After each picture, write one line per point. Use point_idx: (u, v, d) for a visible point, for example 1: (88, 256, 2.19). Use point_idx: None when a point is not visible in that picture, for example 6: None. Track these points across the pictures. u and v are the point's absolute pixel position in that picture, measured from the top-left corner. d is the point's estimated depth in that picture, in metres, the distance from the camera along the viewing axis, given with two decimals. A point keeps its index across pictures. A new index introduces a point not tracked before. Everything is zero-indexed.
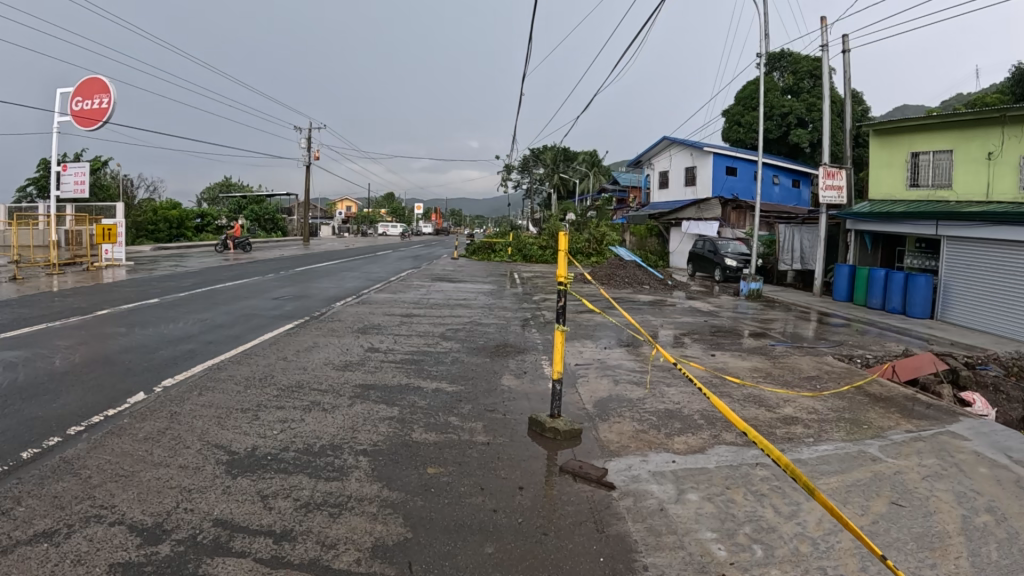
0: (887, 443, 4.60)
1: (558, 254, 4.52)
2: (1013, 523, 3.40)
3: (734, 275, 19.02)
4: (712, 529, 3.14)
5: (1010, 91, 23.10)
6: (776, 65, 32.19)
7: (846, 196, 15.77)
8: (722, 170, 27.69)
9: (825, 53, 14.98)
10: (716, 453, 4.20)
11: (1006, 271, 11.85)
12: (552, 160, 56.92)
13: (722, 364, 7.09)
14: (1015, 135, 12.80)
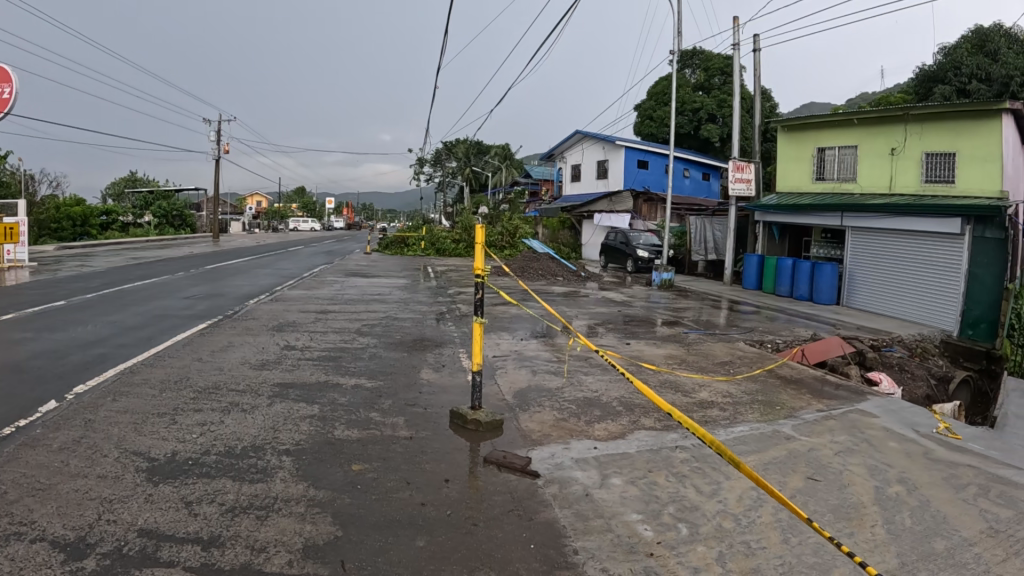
0: (800, 422, 4.80)
1: (475, 247, 4.54)
2: (922, 493, 3.62)
3: (646, 266, 19.46)
4: (637, 511, 3.23)
5: (913, 90, 24.11)
6: (689, 62, 33.02)
7: (755, 188, 16.21)
8: (634, 163, 28.16)
9: (736, 52, 15.41)
10: (635, 439, 4.28)
11: (911, 258, 12.45)
12: (465, 152, 57.19)
13: (638, 352, 7.26)
14: (918, 132, 13.47)
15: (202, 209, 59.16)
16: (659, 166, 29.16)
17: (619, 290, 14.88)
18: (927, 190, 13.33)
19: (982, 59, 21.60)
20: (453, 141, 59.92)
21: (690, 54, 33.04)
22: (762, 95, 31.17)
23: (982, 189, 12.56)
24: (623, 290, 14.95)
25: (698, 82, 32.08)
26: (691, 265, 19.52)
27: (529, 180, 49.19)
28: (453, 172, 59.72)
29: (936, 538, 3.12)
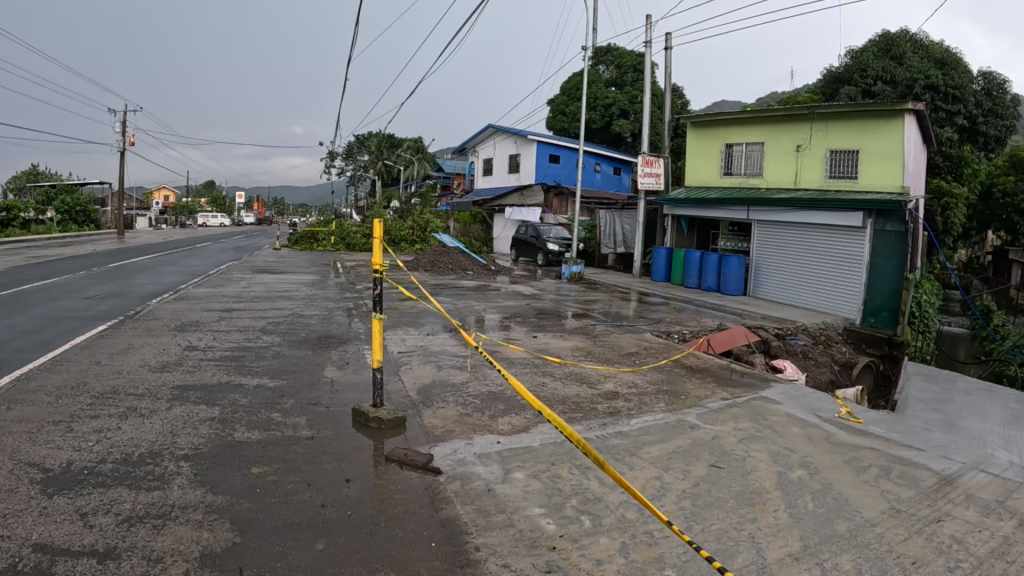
0: (705, 411, 4.86)
1: (374, 242, 4.44)
2: (823, 476, 3.71)
3: (557, 259, 19.57)
4: (540, 504, 3.20)
5: (820, 91, 24.93)
6: (602, 58, 33.46)
7: (663, 182, 16.47)
8: (545, 157, 28.23)
9: (648, 49, 15.63)
10: (540, 432, 4.25)
11: (816, 250, 12.87)
12: (378, 146, 56.52)
13: (545, 345, 7.26)
14: (822, 131, 13.92)
15: (106, 204, 56.92)
16: (571, 161, 29.38)
17: (531, 284, 14.89)
18: (831, 185, 13.80)
19: (887, 62, 22.37)
20: (366, 134, 59.07)
21: (604, 50, 33.50)
22: (673, 92, 31.74)
23: (883, 183, 13.11)
24: (534, 284, 14.99)
25: (611, 78, 32.51)
26: (601, 257, 19.74)
27: (440, 174, 48.62)
28: (366, 166, 58.91)
29: (839, 520, 3.20)
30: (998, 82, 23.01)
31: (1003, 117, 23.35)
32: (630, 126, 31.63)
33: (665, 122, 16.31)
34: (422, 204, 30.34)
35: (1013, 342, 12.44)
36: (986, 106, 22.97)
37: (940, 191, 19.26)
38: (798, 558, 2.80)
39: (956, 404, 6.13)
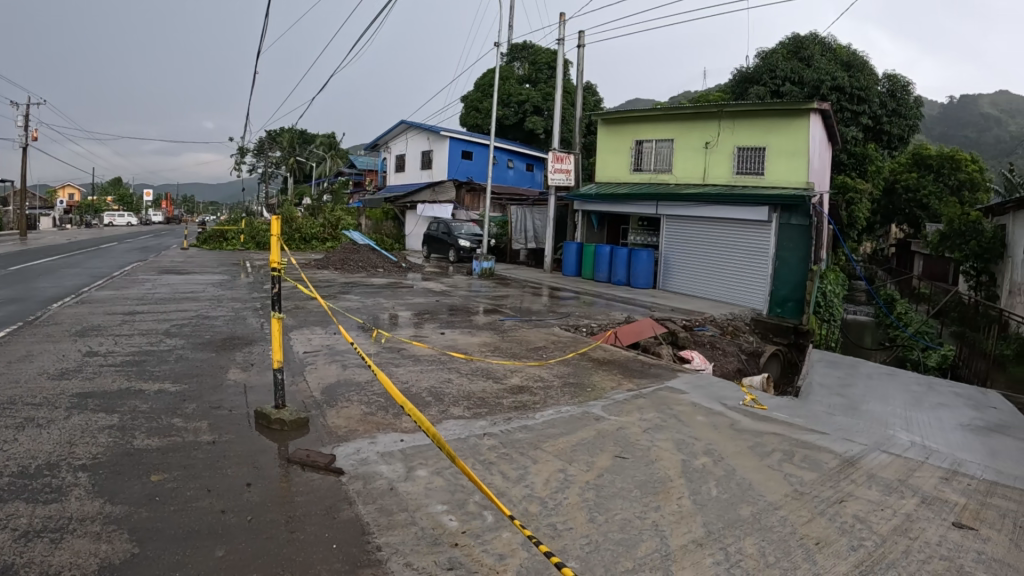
0: (611, 402, 4.93)
1: (271, 240, 4.37)
2: (725, 463, 3.81)
3: (468, 255, 19.56)
4: (444, 502, 3.21)
5: (730, 90, 25.54)
6: (517, 55, 33.60)
7: (574, 178, 16.61)
8: (458, 153, 28.11)
9: (561, 46, 15.77)
10: (445, 427, 4.22)
11: (723, 244, 13.23)
12: (289, 142, 55.33)
13: (452, 341, 7.25)
14: (730, 128, 14.30)
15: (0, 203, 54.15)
16: (483, 157, 29.38)
17: (444, 280, 14.82)
18: (739, 181, 14.19)
19: (796, 64, 23.10)
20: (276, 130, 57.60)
21: (519, 47, 33.65)
22: (586, 89, 32.06)
23: (789, 180, 13.57)
24: (445, 280, 14.94)
25: (525, 75, 32.66)
26: (513, 254, 19.91)
27: (353, 169, 47.80)
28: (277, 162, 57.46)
29: (741, 504, 3.29)
30: (902, 84, 23.47)
31: (907, 117, 23.94)
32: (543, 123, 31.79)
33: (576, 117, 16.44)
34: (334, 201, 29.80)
35: (914, 328, 13.05)
36: (890, 106, 23.60)
37: (845, 186, 20.04)
38: (701, 544, 2.86)
39: (857, 388, 6.38)
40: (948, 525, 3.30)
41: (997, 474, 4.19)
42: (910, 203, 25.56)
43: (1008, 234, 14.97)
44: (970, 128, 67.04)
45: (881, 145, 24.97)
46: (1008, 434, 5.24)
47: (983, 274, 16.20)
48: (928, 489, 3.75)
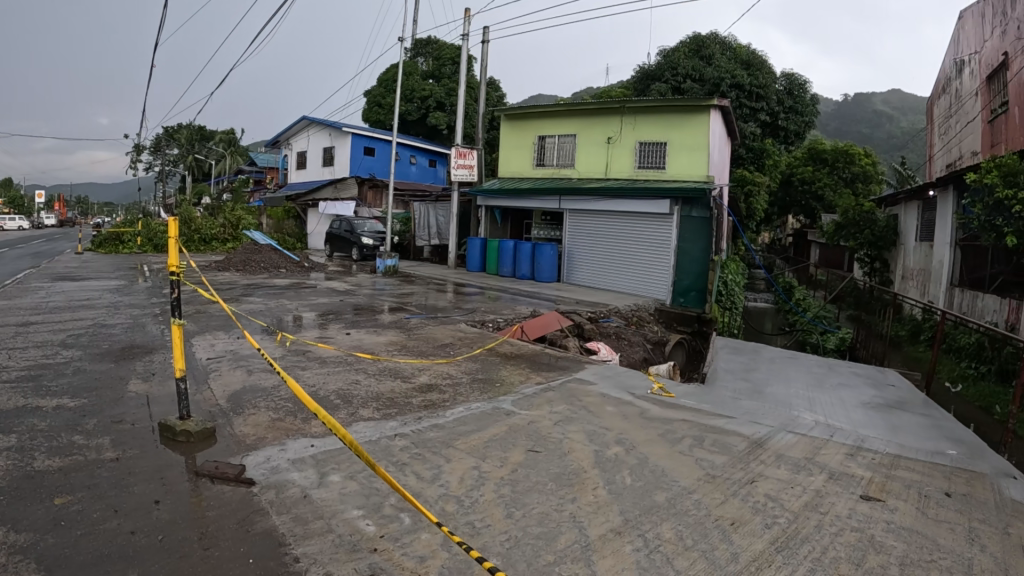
0: (521, 396, 4.99)
1: (169, 243, 4.26)
2: (637, 451, 3.91)
3: (371, 253, 19.54)
4: (359, 506, 3.21)
5: (633, 86, 25.97)
6: (421, 50, 33.42)
7: (477, 174, 16.61)
8: (360, 149, 27.84)
9: (465, 42, 15.81)
10: (355, 430, 4.19)
11: (627, 237, 13.54)
12: (186, 139, 53.53)
13: (359, 341, 7.19)
14: (631, 124, 14.62)
15: None
16: (385, 153, 29.18)
17: (349, 280, 14.62)
18: (641, 175, 14.54)
19: (697, 61, 23.68)
20: (173, 126, 55.49)
21: (423, 42, 33.46)
22: (488, 85, 32.15)
23: (690, 174, 13.99)
24: (349, 279, 14.75)
25: (428, 71, 32.51)
26: (416, 251, 20.07)
27: (254, 167, 46.59)
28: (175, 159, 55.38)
29: (657, 491, 3.38)
30: (799, 83, 24.64)
31: (802, 113, 25.21)
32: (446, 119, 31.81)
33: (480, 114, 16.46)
34: (234, 200, 28.99)
35: (812, 313, 13.61)
36: (786, 104, 24.73)
37: (744, 179, 20.62)
38: (619, 532, 2.93)
39: (760, 372, 6.64)
40: (856, 499, 3.48)
41: (895, 448, 4.44)
42: (805, 195, 26.65)
43: (902, 224, 15.94)
44: (864, 124, 70.60)
45: (778, 141, 25.95)
46: (902, 409, 5.56)
47: (877, 261, 17.12)
48: (834, 465, 3.94)
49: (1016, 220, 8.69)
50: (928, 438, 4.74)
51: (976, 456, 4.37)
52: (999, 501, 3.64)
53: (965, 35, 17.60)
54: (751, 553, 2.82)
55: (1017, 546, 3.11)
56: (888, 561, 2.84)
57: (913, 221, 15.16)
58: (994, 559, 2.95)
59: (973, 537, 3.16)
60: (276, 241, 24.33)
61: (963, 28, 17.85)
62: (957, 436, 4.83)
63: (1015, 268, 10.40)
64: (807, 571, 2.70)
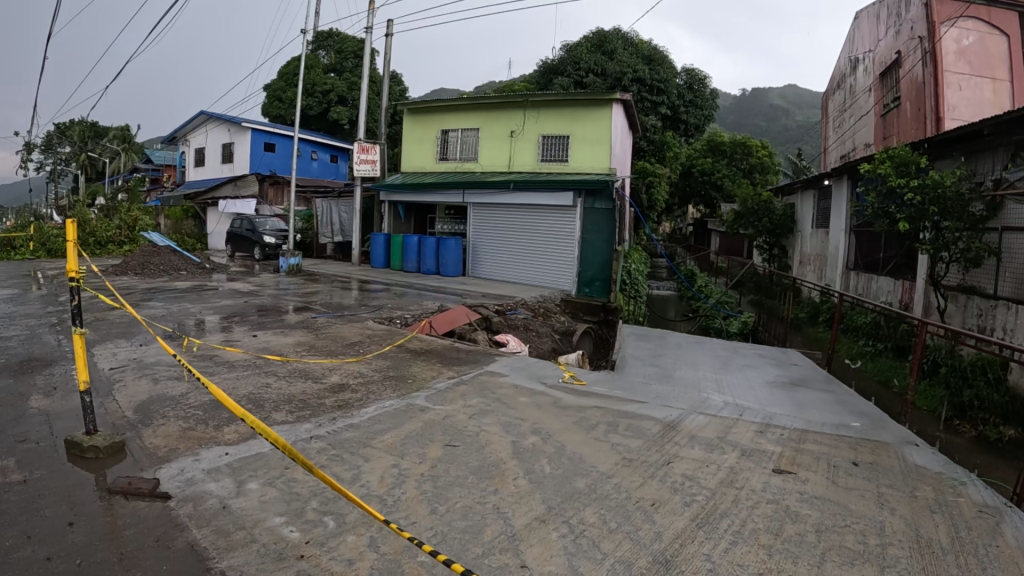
0: (434, 392, 5.00)
1: (67, 248, 4.07)
2: (553, 440, 3.98)
3: (273, 252, 19.15)
4: (281, 514, 3.17)
5: (535, 80, 26.13)
6: (323, 43, 32.87)
7: (380, 169, 16.39)
8: (260, 145, 27.19)
9: (369, 35, 15.64)
10: (270, 435, 4.11)
11: (531, 229, 13.70)
12: (77, 137, 51.12)
13: (266, 343, 7.06)
14: (534, 118, 14.76)
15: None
16: (285, 148, 28.56)
17: (251, 280, 14.29)
18: (544, 168, 14.72)
19: (598, 56, 24.00)
20: (65, 122, 52.79)
21: (324, 35, 32.85)
22: (391, 79, 31.82)
23: (592, 166, 14.26)
24: (253, 279, 14.52)
25: (330, 64, 31.99)
26: (319, 248, 19.84)
27: (150, 165, 44.91)
28: (64, 158, 52.71)
29: (577, 477, 3.45)
30: (699, 78, 25.38)
31: (702, 107, 26.11)
32: (348, 113, 31.35)
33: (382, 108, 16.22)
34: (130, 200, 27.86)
35: (715, 299, 14.01)
36: (687, 98, 25.44)
37: (645, 171, 21.18)
38: (544, 520, 2.98)
39: (666, 356, 6.83)
40: (768, 472, 3.63)
41: (801, 423, 4.64)
42: (705, 184, 27.41)
43: (799, 212, 16.64)
44: (761, 117, 73.25)
45: (679, 133, 26.70)
46: (805, 386, 5.82)
47: (775, 247, 17.76)
48: (745, 442, 4.09)
49: (908, 206, 9.14)
50: (828, 412, 4.98)
51: (877, 427, 4.61)
52: (900, 467, 3.86)
53: (859, 33, 18.41)
54: (674, 531, 2.91)
55: (922, 508, 3.32)
56: (803, 529, 2.98)
57: (809, 209, 15.78)
58: (897, 521, 3.12)
59: (881, 502, 3.34)
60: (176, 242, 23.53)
61: (858, 27, 18.60)
62: (858, 409, 5.09)
63: (906, 250, 10.97)
64: (730, 544, 2.81)
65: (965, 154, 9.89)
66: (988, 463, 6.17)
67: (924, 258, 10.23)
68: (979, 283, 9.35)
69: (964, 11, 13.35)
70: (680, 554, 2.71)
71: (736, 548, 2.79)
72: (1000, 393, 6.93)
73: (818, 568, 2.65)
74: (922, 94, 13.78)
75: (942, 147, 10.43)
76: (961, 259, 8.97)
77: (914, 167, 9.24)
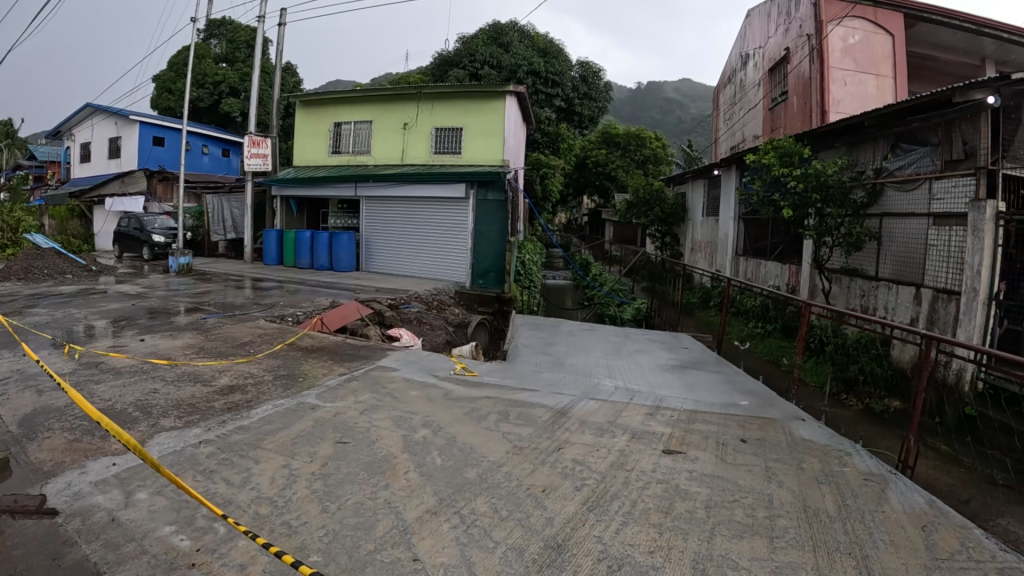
0: (325, 389, 4.91)
1: None
2: (445, 431, 3.97)
3: (163, 252, 18.42)
4: (171, 522, 3.06)
5: (431, 72, 25.96)
6: (215, 32, 31.76)
7: (271, 163, 15.93)
8: (149, 140, 26.06)
9: (261, 24, 15.20)
10: (158, 442, 3.95)
11: (426, 222, 13.68)
12: None
13: (153, 347, 6.78)
14: (427, 110, 14.68)
15: None
16: (174, 142, 27.42)
17: (140, 282, 13.71)
18: (437, 160, 14.66)
19: (494, 49, 24.04)
20: None
21: (216, 24, 31.76)
22: (284, 70, 31.03)
23: (486, 158, 14.31)
24: (141, 281, 13.94)
25: (221, 54, 30.89)
26: (211, 246, 19.22)
27: (31, 161, 42.42)
28: None
29: (468, 467, 3.45)
30: (593, 71, 25.87)
31: (596, 100, 26.65)
32: (239, 106, 30.40)
33: (273, 99, 15.69)
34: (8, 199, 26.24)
35: (608, 286, 14.28)
36: (581, 90, 25.84)
37: (539, 162, 21.39)
38: (436, 512, 2.97)
39: (560, 345, 6.91)
40: (659, 453, 3.72)
41: (691, 404, 4.78)
42: (598, 175, 27.86)
43: (689, 200, 17.13)
44: (655, 110, 75.05)
45: (573, 124, 27.09)
46: (694, 368, 5.99)
47: (668, 235, 18.23)
48: (635, 425, 4.18)
49: (792, 194, 9.52)
50: (716, 393, 5.14)
51: (765, 404, 4.80)
52: (788, 441, 4.02)
53: (750, 30, 18.98)
54: (565, 515, 2.95)
55: (808, 478, 3.47)
56: (694, 505, 3.07)
57: (699, 197, 16.28)
58: (786, 494, 3.26)
59: (768, 475, 3.48)
60: (60, 242, 22.33)
61: (749, 24, 19.22)
62: (746, 388, 5.28)
63: (792, 236, 11.44)
64: (621, 525, 2.87)
65: (846, 144, 10.39)
66: (868, 434, 6.52)
67: (809, 243, 10.68)
68: (861, 266, 9.86)
69: (850, 11, 13.94)
70: (571, 537, 2.75)
71: (628, 528, 2.85)
72: (882, 368, 7.34)
73: (707, 542, 2.74)
74: (808, 88, 14.51)
75: (825, 138, 10.90)
76: (843, 243, 9.43)
77: (797, 157, 9.62)
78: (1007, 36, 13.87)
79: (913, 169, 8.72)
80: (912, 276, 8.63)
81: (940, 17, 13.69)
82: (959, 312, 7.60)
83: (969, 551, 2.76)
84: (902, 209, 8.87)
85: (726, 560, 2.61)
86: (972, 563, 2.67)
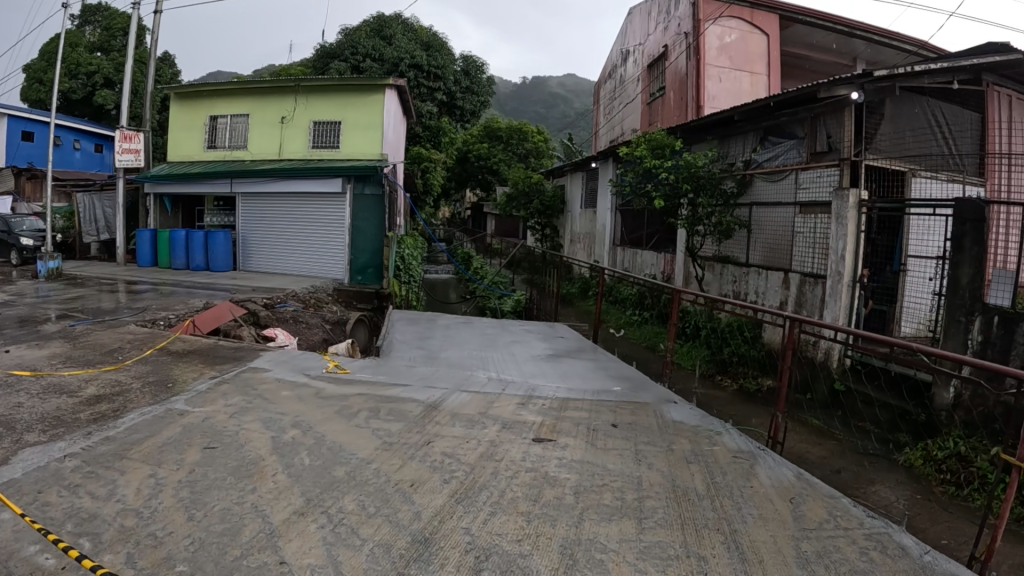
0: (194, 394, 4.75)
1: None
2: (315, 431, 3.92)
3: (32, 256, 17.38)
4: (37, 542, 2.80)
5: (316, 63, 25.31)
6: (89, 19, 30.08)
7: (144, 159, 15.23)
8: (18, 135, 24.49)
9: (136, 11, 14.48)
10: (19, 459, 3.71)
11: (306, 219, 13.45)
12: None
13: (17, 358, 6.39)
14: (306, 104, 14.39)
15: None
16: (42, 137, 25.81)
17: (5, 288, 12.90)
18: (316, 154, 14.39)
19: (376, 41, 23.74)
20: None
21: (90, 10, 30.08)
22: (161, 61, 29.70)
23: (366, 152, 14.15)
24: (6, 287, 13.11)
25: (95, 43, 29.14)
26: (82, 248, 18.26)
27: None
28: None
29: (336, 466, 3.42)
30: (475, 65, 25.98)
31: (477, 94, 26.73)
32: (114, 98, 28.93)
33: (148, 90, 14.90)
34: None
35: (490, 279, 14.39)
36: (464, 84, 25.88)
37: (420, 156, 21.26)
38: (303, 513, 2.93)
39: (437, 339, 6.93)
40: (530, 442, 3.79)
41: (565, 392, 4.87)
42: (482, 169, 27.96)
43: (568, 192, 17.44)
44: (541, 104, 76.01)
45: (455, 118, 27.06)
46: (568, 357, 6.12)
47: (548, 227, 18.50)
48: (507, 416, 4.23)
49: (664, 185, 9.82)
50: (589, 380, 5.27)
51: (637, 389, 4.94)
52: (659, 424, 4.16)
53: (630, 28, 19.42)
54: (433, 508, 2.96)
55: (679, 459, 3.60)
56: (563, 492, 3.14)
57: (578, 189, 16.61)
58: (658, 475, 3.37)
59: (638, 458, 3.59)
60: None
61: (629, 22, 19.66)
62: (620, 374, 5.43)
63: (666, 226, 11.81)
64: (489, 515, 2.90)
65: (717, 137, 10.79)
66: (738, 413, 6.82)
67: (683, 232, 11.07)
68: (731, 252, 10.27)
69: (725, 10, 14.42)
70: (438, 531, 2.76)
71: (496, 518, 2.88)
72: (755, 350, 7.70)
73: (575, 527, 2.80)
74: (685, 84, 14.97)
75: (697, 131, 11.29)
76: (714, 232, 9.81)
77: (668, 150, 9.97)
78: (870, 37, 14.66)
79: (780, 161, 9.14)
80: (780, 262, 9.06)
81: (813, 19, 14.37)
82: (825, 294, 8.04)
83: (837, 520, 2.92)
84: (770, 198, 9.30)
85: (595, 543, 2.68)
86: (840, 531, 2.83)
